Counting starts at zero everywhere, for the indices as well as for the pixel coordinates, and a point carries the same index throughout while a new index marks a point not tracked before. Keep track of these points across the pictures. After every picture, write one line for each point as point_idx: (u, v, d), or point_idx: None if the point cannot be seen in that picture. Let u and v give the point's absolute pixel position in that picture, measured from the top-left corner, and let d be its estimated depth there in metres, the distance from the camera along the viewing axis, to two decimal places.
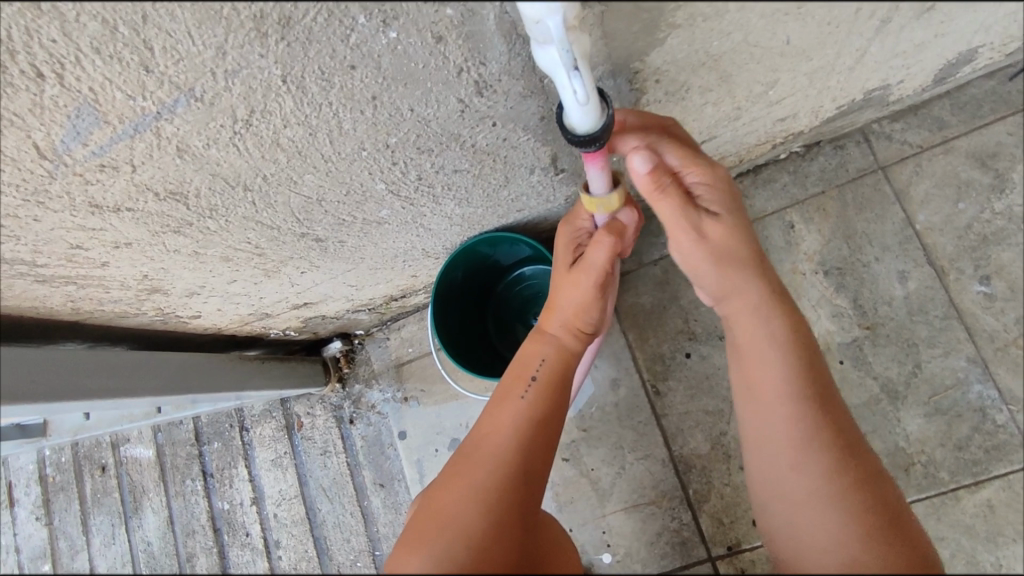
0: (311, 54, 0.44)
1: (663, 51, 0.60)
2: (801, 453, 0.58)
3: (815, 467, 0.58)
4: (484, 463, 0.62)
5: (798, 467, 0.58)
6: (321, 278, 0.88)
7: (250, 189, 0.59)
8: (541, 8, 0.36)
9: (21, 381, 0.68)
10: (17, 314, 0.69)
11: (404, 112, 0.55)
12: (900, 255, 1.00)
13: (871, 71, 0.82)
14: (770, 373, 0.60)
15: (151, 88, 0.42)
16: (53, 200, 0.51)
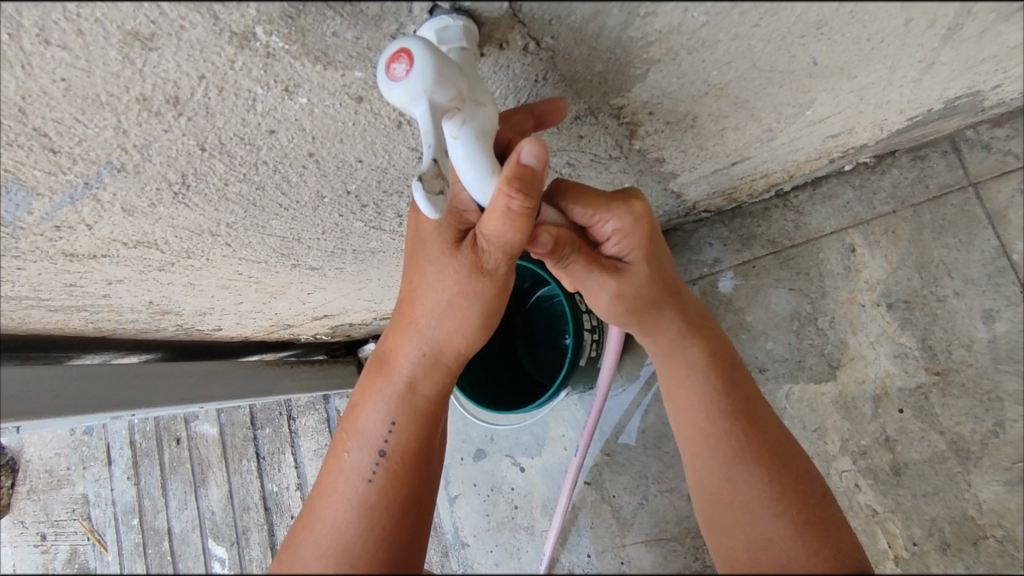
0: (221, 124, 0.42)
1: (648, 85, 0.52)
2: (727, 471, 0.55)
3: (741, 484, 0.54)
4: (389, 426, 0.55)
5: (722, 494, 0.55)
6: (332, 296, 0.89)
7: (218, 234, 0.59)
8: (402, 93, 0.36)
9: (50, 394, 0.72)
10: (43, 330, 0.73)
11: (352, 164, 0.52)
12: (988, 291, 0.84)
13: (948, 80, 0.67)
14: (688, 401, 0.58)
15: (67, 165, 0.42)
16: (27, 253, 0.54)
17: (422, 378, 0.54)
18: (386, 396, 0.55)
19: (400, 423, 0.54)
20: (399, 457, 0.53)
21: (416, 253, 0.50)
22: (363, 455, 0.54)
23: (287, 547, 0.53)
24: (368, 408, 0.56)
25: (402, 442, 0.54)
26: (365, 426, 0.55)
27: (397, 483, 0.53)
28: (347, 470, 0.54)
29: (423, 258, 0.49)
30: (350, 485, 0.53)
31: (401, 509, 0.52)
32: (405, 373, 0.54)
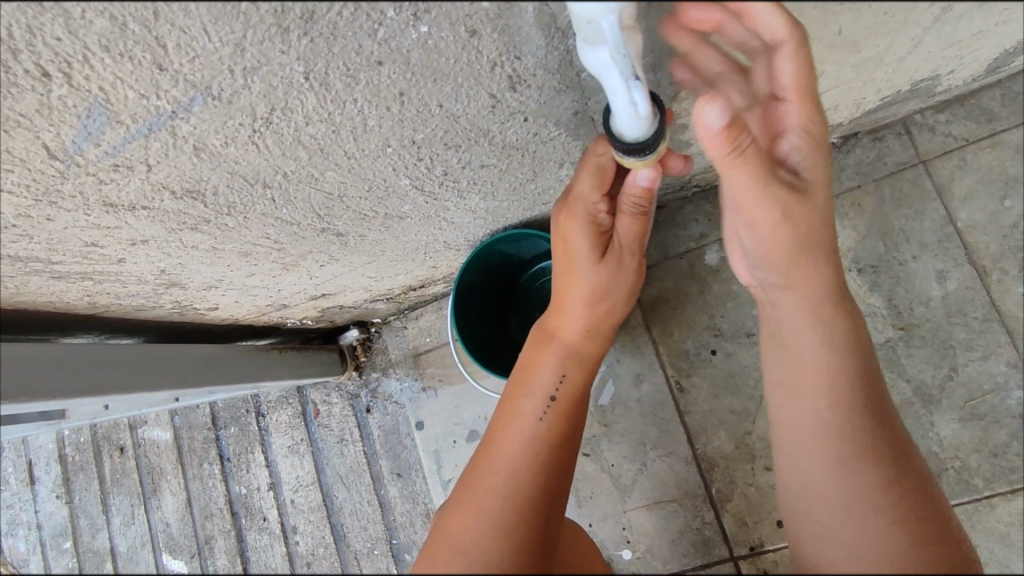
0: (335, 51, 0.41)
1: None
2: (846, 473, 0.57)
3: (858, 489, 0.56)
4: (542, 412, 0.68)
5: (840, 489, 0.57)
6: (341, 270, 0.86)
7: (269, 186, 0.57)
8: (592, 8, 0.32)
9: (47, 376, 0.67)
10: (35, 307, 0.67)
11: (431, 109, 0.52)
12: (940, 253, 0.95)
13: (924, 61, 0.77)
14: (814, 393, 0.59)
15: (165, 86, 0.39)
16: (66, 200, 0.49)
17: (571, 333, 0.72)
18: (558, 354, 0.72)
19: (571, 376, 0.72)
20: (565, 402, 0.70)
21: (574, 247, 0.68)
22: (540, 402, 0.69)
23: (466, 474, 0.67)
24: (541, 361, 0.72)
25: (575, 393, 0.71)
26: (536, 374, 0.71)
27: (566, 424, 0.70)
28: (520, 421, 0.68)
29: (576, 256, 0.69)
30: (528, 434, 0.67)
31: (571, 435, 0.70)
32: (577, 333, 0.73)
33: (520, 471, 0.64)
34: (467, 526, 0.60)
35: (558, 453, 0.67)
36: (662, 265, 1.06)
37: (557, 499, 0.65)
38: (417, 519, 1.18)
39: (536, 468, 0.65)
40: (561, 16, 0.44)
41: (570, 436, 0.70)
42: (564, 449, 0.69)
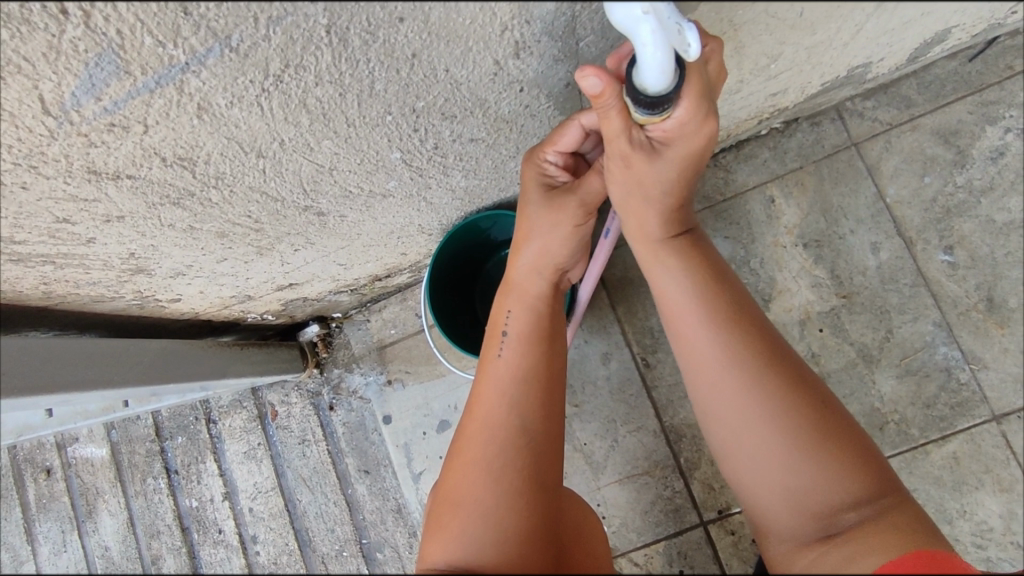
0: (362, 3, 0.40)
1: (693, 16, 0.59)
2: (753, 417, 0.58)
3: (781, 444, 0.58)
4: (507, 377, 0.63)
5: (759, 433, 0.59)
6: (313, 257, 0.82)
7: (263, 155, 0.54)
8: None
9: None
10: None
11: (438, 74, 0.52)
12: (873, 227, 1.05)
13: (861, 48, 0.85)
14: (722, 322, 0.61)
15: (186, 33, 0.38)
16: (47, 164, 0.46)
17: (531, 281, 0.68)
18: (517, 297, 0.68)
19: (535, 318, 0.67)
20: (531, 341, 0.65)
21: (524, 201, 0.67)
22: (504, 352, 0.65)
23: (452, 449, 0.63)
24: (498, 311, 0.68)
25: (533, 329, 0.66)
26: (497, 324, 0.67)
27: (539, 361, 0.64)
28: (488, 378, 0.64)
29: (524, 207, 0.67)
30: (496, 388, 0.62)
31: (548, 371, 0.65)
32: (533, 275, 0.68)
33: (493, 441, 0.59)
34: (456, 518, 0.56)
35: (535, 402, 0.62)
36: (625, 246, 1.08)
37: (546, 450, 0.60)
38: (388, 516, 1.10)
39: (511, 424, 0.60)
40: None
41: (548, 371, 0.65)
42: (545, 393, 0.63)
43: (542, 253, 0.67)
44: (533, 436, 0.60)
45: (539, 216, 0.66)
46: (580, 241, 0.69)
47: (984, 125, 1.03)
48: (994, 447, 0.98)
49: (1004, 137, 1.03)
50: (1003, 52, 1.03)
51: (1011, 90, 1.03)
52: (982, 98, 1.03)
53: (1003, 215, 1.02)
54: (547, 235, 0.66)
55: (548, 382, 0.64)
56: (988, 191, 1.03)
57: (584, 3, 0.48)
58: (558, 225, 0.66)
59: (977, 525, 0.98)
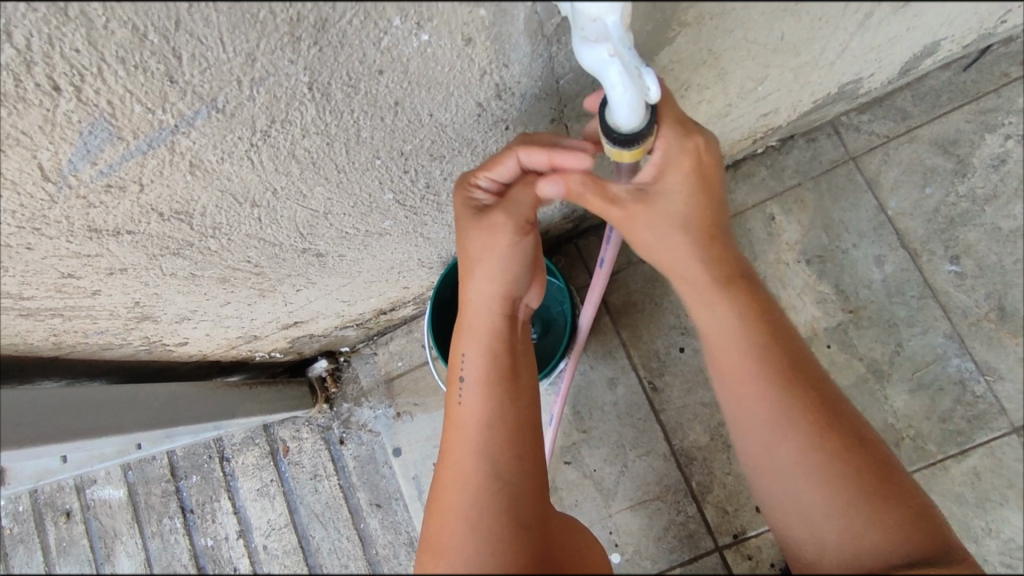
0: (341, 59, 0.42)
1: (672, 49, 0.61)
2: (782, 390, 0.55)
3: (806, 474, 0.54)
4: (472, 422, 0.62)
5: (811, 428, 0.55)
6: (316, 296, 0.84)
7: (258, 205, 0.56)
8: (600, 8, 0.37)
9: (9, 424, 0.67)
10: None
11: (422, 119, 0.53)
12: (876, 240, 1.05)
13: (849, 65, 0.86)
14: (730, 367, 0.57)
15: (172, 99, 0.40)
16: (50, 226, 0.48)
17: (484, 315, 0.64)
18: (471, 336, 0.64)
19: (494, 355, 0.64)
20: (494, 382, 0.63)
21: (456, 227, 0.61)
22: (466, 395, 0.63)
23: (430, 493, 0.63)
24: (456, 352, 0.66)
25: (494, 369, 0.64)
26: (456, 367, 0.65)
27: (505, 401, 0.63)
28: (456, 427, 0.63)
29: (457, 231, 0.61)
30: (465, 435, 0.62)
31: (513, 409, 0.64)
32: (485, 310, 0.63)
33: (466, 486, 0.59)
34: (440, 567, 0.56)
35: (506, 444, 0.61)
36: (627, 270, 1.08)
37: (523, 491, 0.60)
38: (400, 550, 1.10)
39: (484, 469, 0.60)
40: (550, 22, 0.46)
41: (515, 409, 0.64)
42: (514, 433, 0.63)
43: (489, 287, 0.62)
44: (511, 476, 0.60)
45: (475, 234, 0.58)
46: (522, 269, 0.62)
47: (982, 133, 1.03)
48: (1016, 460, 0.96)
49: (1004, 144, 1.02)
50: (998, 60, 1.03)
51: (1008, 97, 1.02)
52: (979, 106, 1.03)
53: (1008, 223, 1.01)
54: (483, 256, 0.60)
55: (515, 421, 0.63)
56: (992, 200, 1.02)
57: (560, 44, 0.50)
58: (495, 244, 0.59)
59: (1003, 543, 0.95)
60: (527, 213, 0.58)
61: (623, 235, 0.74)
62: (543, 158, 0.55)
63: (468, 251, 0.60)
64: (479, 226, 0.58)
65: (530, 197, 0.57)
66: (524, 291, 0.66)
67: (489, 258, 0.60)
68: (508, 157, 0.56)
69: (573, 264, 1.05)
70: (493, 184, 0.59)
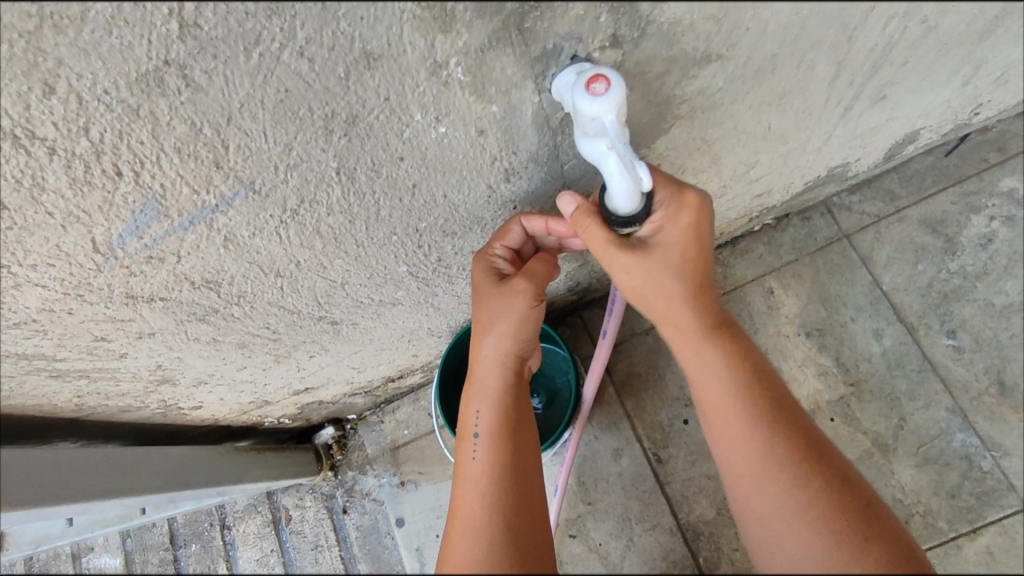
0: (367, 148, 0.47)
1: (667, 138, 0.67)
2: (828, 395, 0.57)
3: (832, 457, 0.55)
4: (483, 475, 0.63)
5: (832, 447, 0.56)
6: (328, 362, 0.86)
7: (281, 275, 0.60)
8: (599, 108, 0.42)
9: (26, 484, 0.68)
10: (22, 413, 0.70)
11: (437, 200, 0.58)
12: (873, 314, 1.07)
13: (835, 151, 0.92)
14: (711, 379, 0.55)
15: (216, 182, 0.45)
16: (92, 292, 0.52)
17: (492, 374, 0.66)
18: (483, 395, 0.66)
19: (505, 415, 0.66)
20: (503, 437, 0.65)
21: (473, 292, 0.65)
22: (477, 451, 0.64)
23: (441, 552, 0.62)
24: (466, 411, 0.67)
25: (504, 425, 0.65)
26: (467, 425, 0.66)
27: (513, 462, 0.64)
28: (464, 482, 0.64)
29: (474, 296, 0.65)
30: (475, 490, 0.62)
31: (521, 465, 0.65)
32: (496, 369, 0.66)
33: (478, 539, 0.59)
34: None
35: (514, 499, 0.62)
36: (631, 341, 1.11)
37: (535, 547, 0.60)
38: None
39: (495, 523, 0.60)
40: (554, 116, 0.51)
41: (522, 470, 0.65)
42: (522, 489, 0.63)
43: (500, 346, 0.65)
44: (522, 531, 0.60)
45: (493, 298, 0.63)
46: (533, 332, 0.67)
47: (968, 214, 1.08)
48: None
49: (990, 224, 1.07)
50: (976, 147, 1.09)
51: (990, 180, 1.08)
52: (963, 189, 1.09)
53: (1001, 298, 1.04)
54: (500, 317, 0.64)
55: (524, 476, 0.64)
56: (982, 276, 1.05)
57: (564, 134, 0.55)
58: (513, 307, 0.63)
59: None
60: (541, 283, 0.63)
61: (624, 308, 0.78)
62: (541, 225, 0.62)
63: (487, 314, 0.64)
64: (498, 290, 0.63)
65: (544, 268, 0.64)
66: (530, 353, 0.69)
67: (506, 322, 0.64)
68: (516, 226, 0.63)
69: (577, 334, 1.07)
70: (509, 253, 0.65)
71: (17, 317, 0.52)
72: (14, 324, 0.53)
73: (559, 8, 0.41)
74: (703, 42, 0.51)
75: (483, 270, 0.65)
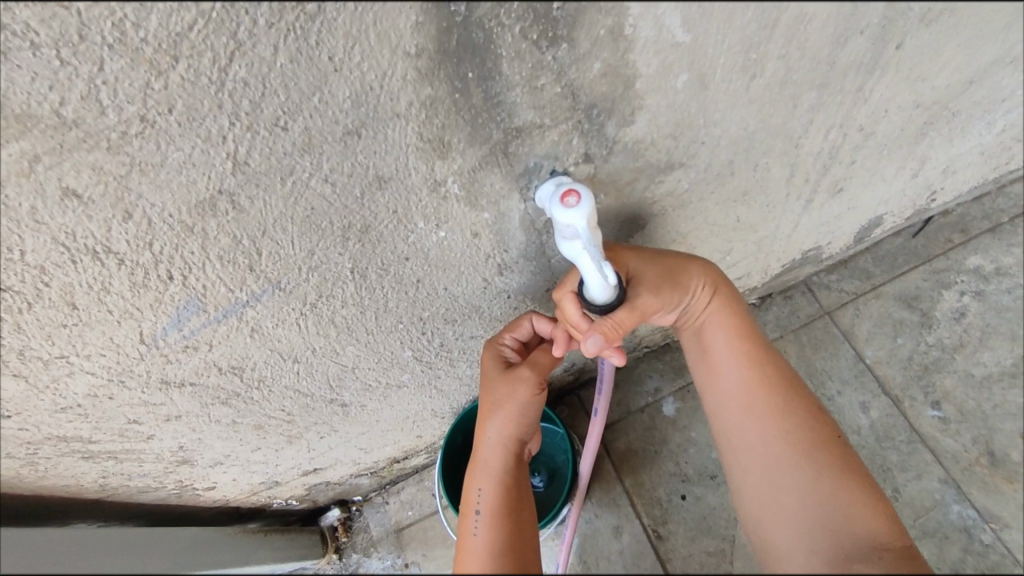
0: (378, 251, 0.55)
1: (643, 232, 0.75)
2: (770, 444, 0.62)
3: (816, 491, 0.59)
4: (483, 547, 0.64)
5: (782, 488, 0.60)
6: (337, 442, 0.91)
7: (298, 360, 0.67)
8: (569, 216, 0.50)
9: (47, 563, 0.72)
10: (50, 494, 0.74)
11: (439, 291, 0.65)
12: (859, 387, 1.12)
13: (805, 236, 1.00)
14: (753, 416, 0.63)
15: (249, 282, 0.52)
16: (132, 379, 0.58)
17: (493, 455, 0.70)
18: (484, 475, 0.70)
19: (506, 494, 0.69)
20: (504, 515, 0.67)
21: (484, 381, 0.73)
22: (478, 529, 0.66)
23: None
24: (468, 492, 0.70)
25: (504, 503, 0.68)
26: (469, 504, 0.69)
27: (511, 538, 0.65)
28: (465, 558, 0.65)
29: (484, 384, 0.72)
30: (474, 562, 0.63)
31: (520, 543, 0.66)
32: (498, 450, 0.70)
33: None
34: None
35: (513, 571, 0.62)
36: (627, 418, 1.15)
37: None
38: None
39: None
40: (539, 219, 0.60)
41: (521, 547, 0.65)
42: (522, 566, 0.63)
43: (504, 428, 0.70)
44: None
45: (498, 385, 0.70)
46: (535, 416, 0.73)
47: (940, 290, 1.14)
48: None
49: (961, 299, 1.13)
50: (940, 228, 1.18)
51: (957, 258, 1.16)
52: (932, 267, 1.16)
53: (980, 369, 1.09)
54: (505, 403, 0.69)
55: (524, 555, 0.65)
56: (960, 348, 1.11)
57: (549, 234, 0.63)
58: (516, 393, 0.69)
59: None
60: (544, 373, 0.70)
61: (613, 387, 0.83)
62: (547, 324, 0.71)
63: (493, 399, 0.70)
64: (503, 379, 0.70)
65: (547, 359, 0.70)
66: (531, 438, 0.75)
67: (508, 408, 0.70)
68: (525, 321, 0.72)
69: (575, 413, 1.12)
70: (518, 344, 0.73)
71: (64, 403, 0.58)
72: (59, 409, 0.59)
73: (537, 136, 0.50)
74: (664, 155, 0.60)
75: (491, 360, 0.72)
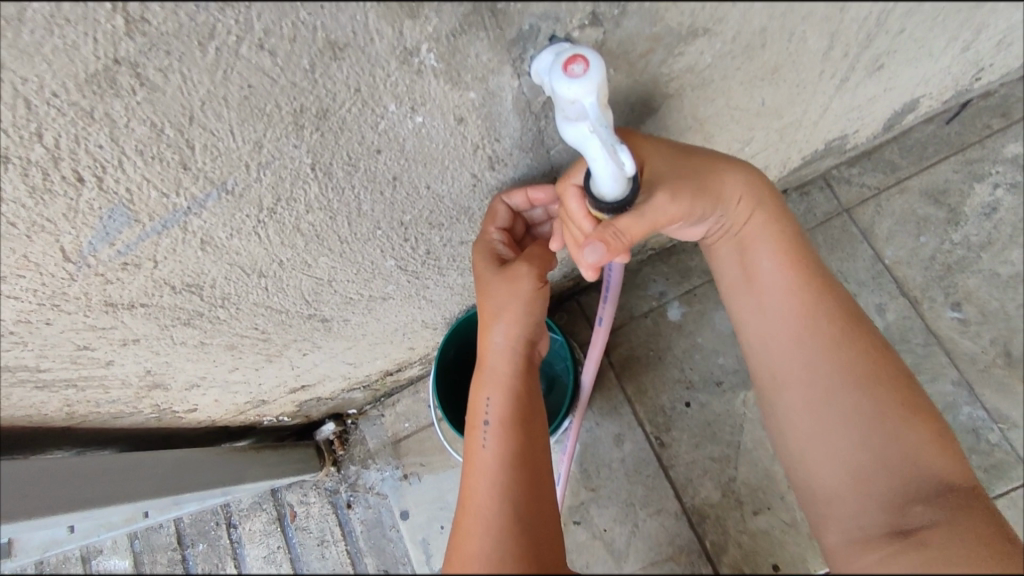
0: (341, 142, 0.45)
1: (657, 118, 0.64)
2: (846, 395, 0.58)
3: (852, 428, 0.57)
4: (490, 464, 0.60)
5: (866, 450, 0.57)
6: (322, 358, 0.85)
7: (264, 275, 0.59)
8: (573, 90, 0.41)
9: (19, 495, 0.68)
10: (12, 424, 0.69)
11: (421, 191, 0.56)
12: (876, 289, 1.05)
13: (832, 125, 0.89)
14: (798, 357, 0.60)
15: (186, 184, 0.43)
16: (69, 302, 0.51)
17: (502, 362, 0.64)
18: (494, 382, 0.64)
19: (516, 401, 0.64)
20: (514, 425, 0.63)
21: (477, 280, 0.64)
22: (487, 442, 0.62)
23: (450, 546, 0.59)
24: (475, 400, 0.65)
25: (515, 413, 0.63)
26: (478, 413, 0.64)
27: (523, 449, 0.62)
28: (473, 472, 0.62)
29: (480, 285, 0.63)
30: (483, 478, 0.60)
31: (530, 453, 0.62)
32: (507, 355, 0.64)
33: (486, 532, 0.56)
34: None
35: (523, 489, 0.59)
36: (630, 325, 1.09)
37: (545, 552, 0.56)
38: None
39: (501, 513, 0.57)
40: (536, 100, 0.50)
41: (531, 460, 0.62)
42: (531, 478, 0.61)
43: (511, 332, 0.63)
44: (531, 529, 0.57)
45: (497, 286, 0.62)
46: (541, 314, 0.65)
47: (971, 183, 1.05)
48: None
49: (993, 193, 1.04)
50: (979, 113, 1.06)
51: (993, 147, 1.05)
52: (965, 157, 1.06)
53: (1006, 268, 1.02)
54: (509, 304, 0.62)
55: (537, 468, 0.62)
56: (987, 246, 1.03)
57: (548, 118, 0.53)
58: (517, 293, 0.62)
59: None
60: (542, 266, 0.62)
61: (618, 294, 0.77)
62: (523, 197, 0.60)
63: (493, 303, 0.62)
64: (501, 278, 0.62)
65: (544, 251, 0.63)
66: (541, 337, 0.68)
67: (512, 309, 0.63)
68: (503, 204, 0.61)
69: (575, 321, 1.06)
70: (507, 236, 0.64)
71: None
72: None
73: None
74: (688, 16, 0.49)
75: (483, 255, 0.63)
